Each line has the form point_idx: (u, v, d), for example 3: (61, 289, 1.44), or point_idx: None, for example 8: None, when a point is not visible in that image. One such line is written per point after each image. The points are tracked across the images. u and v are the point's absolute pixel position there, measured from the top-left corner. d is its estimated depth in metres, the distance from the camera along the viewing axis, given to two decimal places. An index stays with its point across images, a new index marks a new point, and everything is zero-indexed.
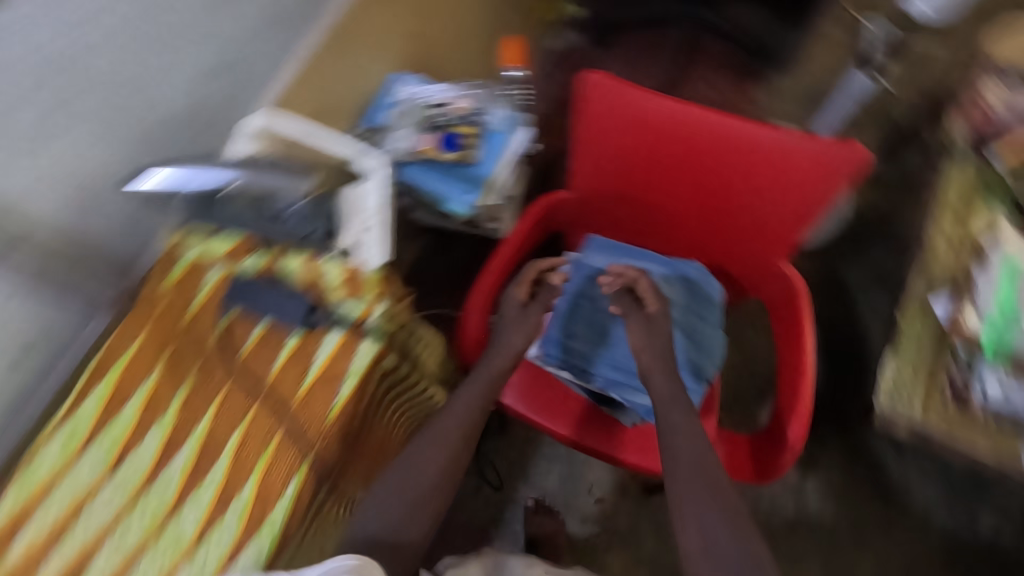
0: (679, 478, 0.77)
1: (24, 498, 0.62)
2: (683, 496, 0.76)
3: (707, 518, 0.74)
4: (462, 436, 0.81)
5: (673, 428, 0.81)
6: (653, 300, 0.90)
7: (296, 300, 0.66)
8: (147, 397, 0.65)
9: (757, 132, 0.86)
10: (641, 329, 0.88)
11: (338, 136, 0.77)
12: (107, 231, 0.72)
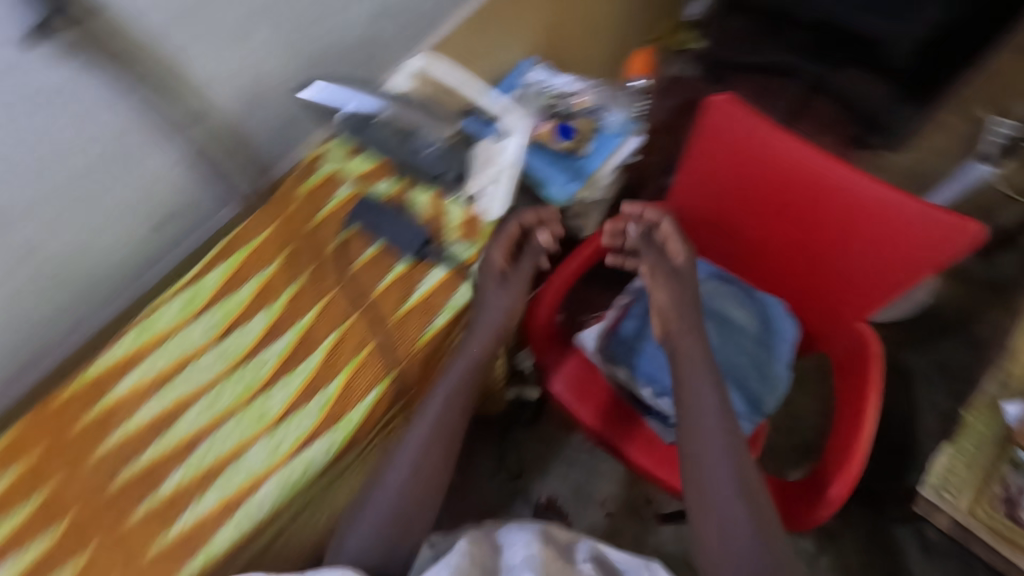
0: (701, 466, 0.72)
1: (141, 342, 0.69)
2: (705, 483, 0.71)
3: (729, 512, 0.68)
4: (455, 426, 0.69)
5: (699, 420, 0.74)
6: (676, 244, 0.90)
7: (416, 229, 0.71)
8: (262, 284, 0.71)
9: (870, 188, 0.85)
10: (672, 280, 0.88)
11: (487, 90, 0.80)
12: (261, 130, 0.77)
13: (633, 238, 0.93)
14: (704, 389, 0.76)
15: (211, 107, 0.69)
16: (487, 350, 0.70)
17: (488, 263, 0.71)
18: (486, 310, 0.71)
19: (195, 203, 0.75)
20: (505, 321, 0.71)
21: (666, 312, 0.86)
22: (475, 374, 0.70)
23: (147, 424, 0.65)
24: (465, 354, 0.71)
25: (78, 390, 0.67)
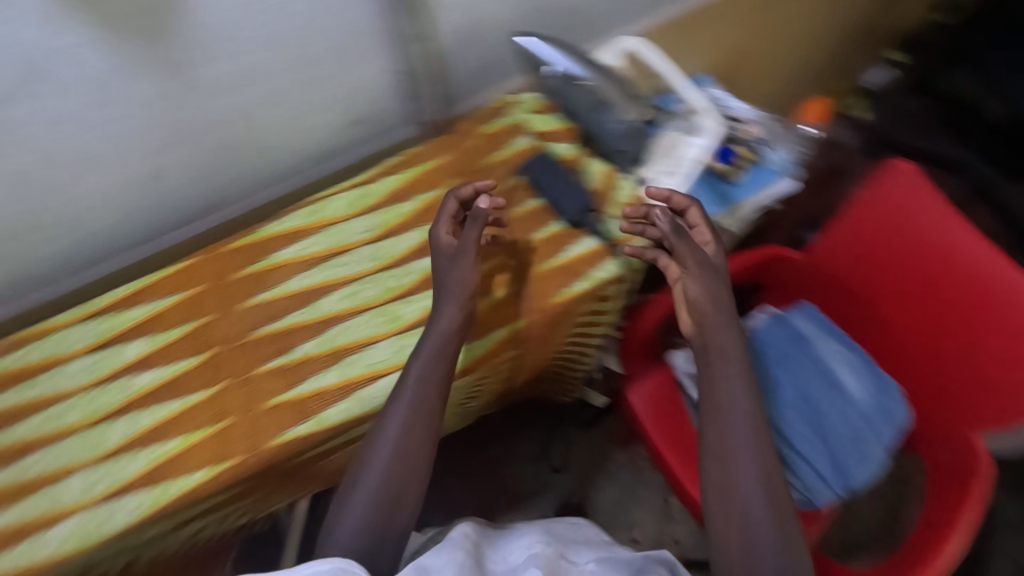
0: (728, 471, 0.59)
1: (307, 221, 0.75)
2: (727, 485, 0.58)
3: (756, 517, 0.57)
4: (433, 410, 0.62)
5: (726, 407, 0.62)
6: (705, 230, 0.69)
7: (582, 196, 0.73)
8: (426, 204, 0.76)
9: None
10: (709, 271, 0.66)
11: (691, 85, 0.79)
12: (462, 68, 0.82)
13: (661, 225, 0.68)
14: (736, 382, 0.63)
15: (433, 32, 0.74)
16: (456, 320, 0.65)
17: (443, 245, 0.68)
18: (452, 291, 0.65)
19: (385, 114, 0.81)
20: (466, 294, 0.65)
21: (700, 310, 0.66)
22: (450, 354, 0.64)
23: (295, 293, 0.71)
24: (435, 333, 0.64)
25: (246, 245, 0.74)
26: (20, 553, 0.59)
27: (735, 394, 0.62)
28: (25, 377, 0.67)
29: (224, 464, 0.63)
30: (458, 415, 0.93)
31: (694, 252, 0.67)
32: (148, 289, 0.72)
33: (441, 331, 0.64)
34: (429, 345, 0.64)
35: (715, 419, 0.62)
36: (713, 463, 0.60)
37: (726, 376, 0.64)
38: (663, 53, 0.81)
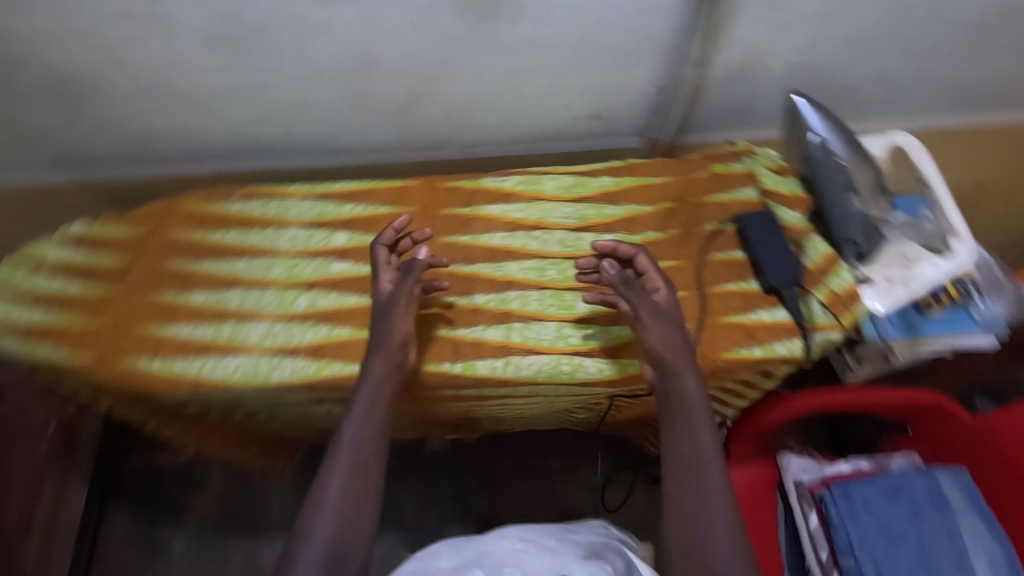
0: (695, 528, 0.57)
1: (522, 188, 0.79)
2: (689, 520, 0.57)
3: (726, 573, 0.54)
4: (373, 462, 0.62)
5: (695, 462, 0.60)
6: (655, 276, 0.68)
7: (793, 267, 0.71)
8: (633, 214, 0.77)
9: None
10: (663, 319, 0.64)
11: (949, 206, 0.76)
12: (715, 103, 0.82)
13: (611, 275, 0.68)
14: (704, 432, 0.61)
15: (710, 62, 0.74)
16: (392, 368, 0.64)
17: (380, 296, 0.68)
18: (382, 342, 0.64)
19: (625, 119, 0.84)
20: (396, 347, 0.65)
21: (657, 358, 0.63)
22: (386, 401, 0.64)
23: (488, 247, 0.76)
24: (366, 386, 0.63)
25: (462, 188, 0.79)
26: (194, 366, 0.69)
27: (700, 437, 0.60)
28: (250, 226, 0.78)
29: None
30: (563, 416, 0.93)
31: (641, 301, 0.65)
32: (370, 193, 0.79)
33: (375, 380, 0.64)
34: (360, 399, 0.63)
35: (682, 470, 0.59)
36: (675, 520, 0.58)
37: (693, 428, 0.61)
38: (931, 165, 0.78)
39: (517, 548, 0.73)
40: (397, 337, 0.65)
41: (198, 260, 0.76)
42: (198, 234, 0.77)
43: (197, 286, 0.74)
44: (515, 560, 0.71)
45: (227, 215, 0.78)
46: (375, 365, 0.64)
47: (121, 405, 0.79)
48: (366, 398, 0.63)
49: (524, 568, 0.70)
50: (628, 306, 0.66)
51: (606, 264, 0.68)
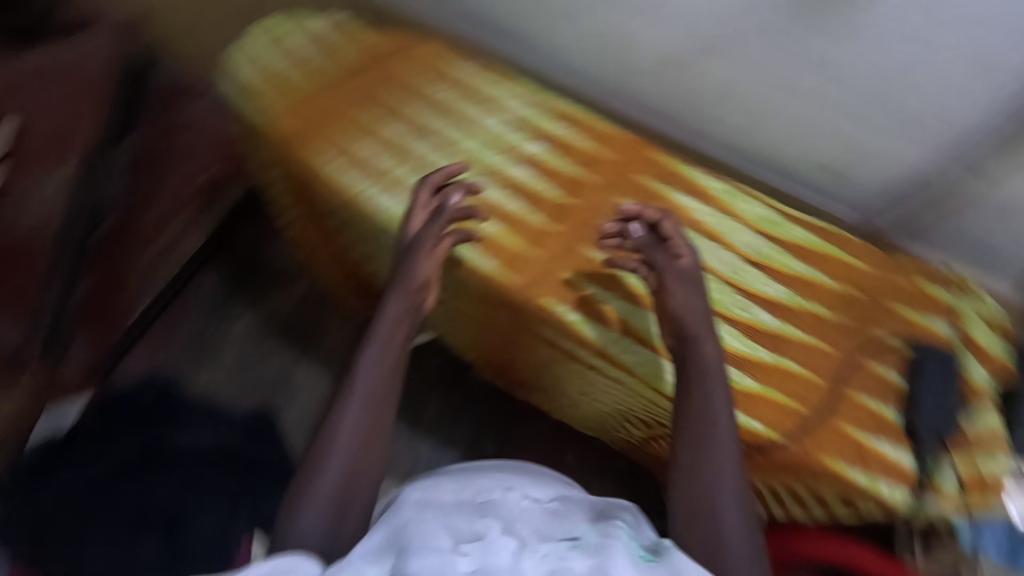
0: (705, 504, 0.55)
1: (718, 195, 0.75)
2: (699, 479, 0.56)
3: (735, 539, 0.53)
4: (385, 395, 0.63)
5: (710, 422, 0.59)
6: (680, 241, 0.68)
7: (945, 421, 0.65)
8: (812, 279, 0.72)
9: None
10: (683, 285, 0.65)
11: None
12: (960, 222, 0.73)
13: (638, 237, 0.69)
14: (717, 397, 0.60)
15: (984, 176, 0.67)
16: (410, 305, 0.67)
17: (408, 236, 0.69)
18: (404, 280, 0.67)
19: (857, 187, 0.77)
20: (416, 288, 0.67)
21: (676, 323, 0.64)
22: (403, 336, 0.66)
23: None
24: (387, 325, 0.65)
25: (664, 164, 0.77)
26: (360, 184, 0.75)
27: (715, 409, 0.59)
28: (466, 94, 0.81)
29: (499, 273, 0.71)
30: (615, 420, 0.91)
31: (665, 263, 0.67)
32: (579, 122, 0.79)
33: (392, 318, 0.65)
34: (381, 336, 0.64)
35: (696, 438, 0.58)
36: (683, 483, 0.57)
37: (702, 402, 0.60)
38: None
39: (519, 505, 0.60)
40: (417, 276, 0.67)
41: (410, 100, 0.80)
42: (421, 77, 0.81)
43: (398, 120, 0.78)
44: (515, 514, 0.58)
45: (454, 75, 0.82)
46: (399, 298, 0.66)
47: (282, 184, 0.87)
48: (391, 328, 0.65)
49: (533, 526, 0.57)
50: (653, 268, 0.68)
51: (631, 224, 0.70)
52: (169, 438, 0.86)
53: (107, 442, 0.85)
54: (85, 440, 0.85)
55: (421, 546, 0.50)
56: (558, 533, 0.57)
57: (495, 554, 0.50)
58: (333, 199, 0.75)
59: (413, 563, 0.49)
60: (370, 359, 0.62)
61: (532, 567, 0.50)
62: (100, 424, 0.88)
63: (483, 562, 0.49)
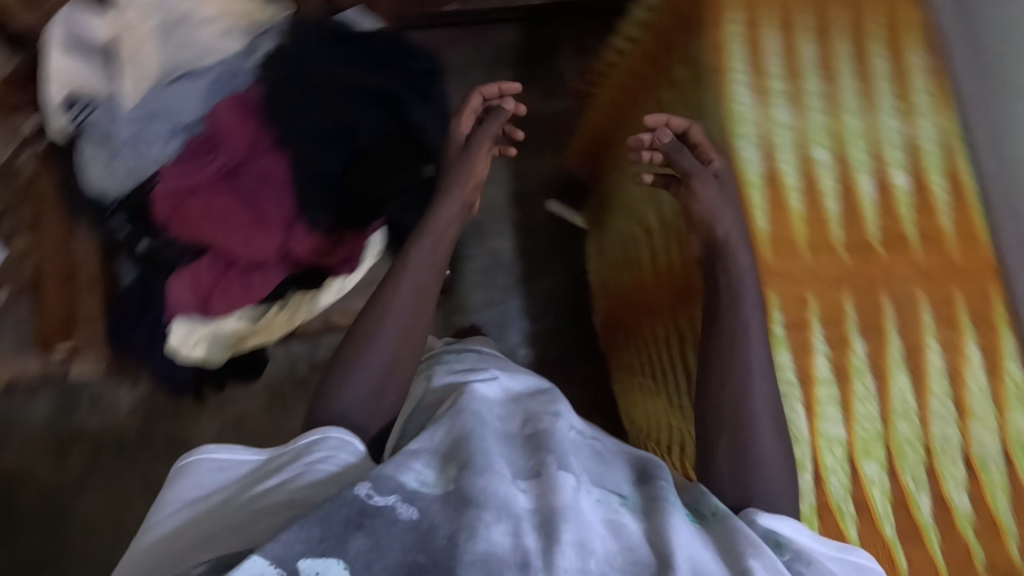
0: (744, 409, 0.58)
1: (1008, 385, 0.63)
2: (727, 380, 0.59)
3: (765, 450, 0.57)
4: (429, 290, 0.72)
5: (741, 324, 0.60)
6: (707, 148, 0.67)
7: None
8: (1003, 529, 0.60)
9: None
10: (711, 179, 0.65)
11: None
12: None
13: (667, 143, 0.67)
14: (751, 304, 0.60)
15: None
16: (463, 207, 0.78)
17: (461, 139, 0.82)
18: (457, 184, 0.78)
19: None
20: (469, 189, 0.78)
21: (706, 219, 0.63)
22: (452, 236, 0.76)
23: (923, 345, 0.63)
24: (431, 232, 0.74)
25: (994, 310, 0.64)
26: (737, 63, 0.68)
27: (742, 304, 0.60)
28: (896, 81, 0.70)
29: (762, 241, 0.64)
30: (666, 437, 0.88)
31: (693, 166, 0.65)
32: (964, 201, 0.67)
33: (449, 218, 0.75)
34: (429, 250, 0.73)
35: (721, 344, 0.60)
36: (712, 385, 0.59)
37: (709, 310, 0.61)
38: None
39: (566, 434, 0.61)
40: (474, 176, 0.78)
41: (846, 39, 0.70)
42: (877, 31, 0.70)
43: (819, 46, 0.69)
44: (564, 437, 0.60)
45: (906, 57, 0.70)
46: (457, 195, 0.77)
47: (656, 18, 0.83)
48: (444, 236, 0.75)
49: (583, 464, 0.58)
50: (684, 169, 0.66)
51: (659, 130, 0.68)
52: (409, 118, 0.90)
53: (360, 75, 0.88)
54: (348, 58, 0.90)
55: (486, 467, 0.53)
56: (607, 482, 0.57)
57: (554, 484, 0.53)
58: (705, 52, 0.69)
59: (481, 482, 0.51)
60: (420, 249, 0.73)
61: (589, 508, 0.53)
62: (368, 54, 0.91)
63: (548, 504, 0.51)
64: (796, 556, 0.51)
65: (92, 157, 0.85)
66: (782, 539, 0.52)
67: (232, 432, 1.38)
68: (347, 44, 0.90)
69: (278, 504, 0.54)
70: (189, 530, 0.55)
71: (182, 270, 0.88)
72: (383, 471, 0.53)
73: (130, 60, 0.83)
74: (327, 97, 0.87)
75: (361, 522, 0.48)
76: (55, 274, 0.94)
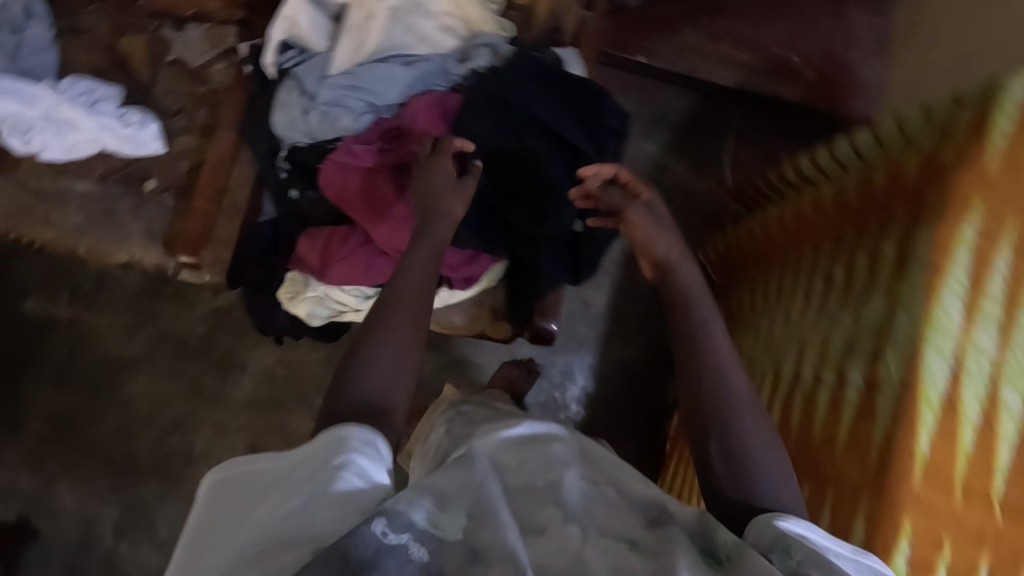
0: (723, 407, 0.63)
1: None
2: (703, 377, 0.66)
3: (755, 449, 0.61)
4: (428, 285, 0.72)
5: (702, 333, 0.69)
6: (637, 185, 0.84)
7: None
8: None
9: None
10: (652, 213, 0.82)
11: None
12: None
13: (600, 187, 0.84)
14: (713, 322, 0.70)
15: None
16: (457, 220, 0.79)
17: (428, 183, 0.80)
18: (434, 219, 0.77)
19: None
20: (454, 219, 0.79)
21: (647, 243, 0.80)
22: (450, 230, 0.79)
23: None
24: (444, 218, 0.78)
25: None
26: (958, 269, 0.62)
27: (709, 322, 0.70)
28: None
29: (917, 470, 0.60)
30: None
31: (624, 203, 0.83)
32: None
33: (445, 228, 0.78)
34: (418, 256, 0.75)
35: (688, 349, 0.68)
36: (690, 389, 0.66)
37: (720, 377, 0.65)
38: None
39: (575, 487, 0.62)
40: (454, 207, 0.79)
41: None
42: None
43: None
44: (561, 489, 0.61)
45: None
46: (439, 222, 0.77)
47: (877, 173, 0.77)
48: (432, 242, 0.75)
49: (592, 519, 0.59)
50: (621, 208, 0.83)
51: (592, 180, 0.84)
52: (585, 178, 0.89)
53: (559, 121, 0.87)
54: (550, 96, 0.89)
55: (496, 520, 0.54)
56: (617, 529, 0.58)
57: (560, 537, 0.55)
58: (925, 246, 0.64)
59: (490, 535, 0.52)
60: (434, 218, 0.77)
61: (593, 557, 0.54)
62: (568, 100, 0.90)
63: (551, 559, 0.53)
64: (809, 558, 0.52)
65: (285, 103, 0.87)
66: (792, 545, 0.53)
67: (284, 373, 1.42)
68: (553, 83, 0.89)
69: (295, 524, 0.53)
70: (225, 557, 0.54)
71: (310, 232, 0.93)
72: (396, 505, 0.51)
73: (356, 29, 0.87)
74: (519, 131, 0.86)
75: (377, 562, 0.47)
76: (207, 192, 0.96)
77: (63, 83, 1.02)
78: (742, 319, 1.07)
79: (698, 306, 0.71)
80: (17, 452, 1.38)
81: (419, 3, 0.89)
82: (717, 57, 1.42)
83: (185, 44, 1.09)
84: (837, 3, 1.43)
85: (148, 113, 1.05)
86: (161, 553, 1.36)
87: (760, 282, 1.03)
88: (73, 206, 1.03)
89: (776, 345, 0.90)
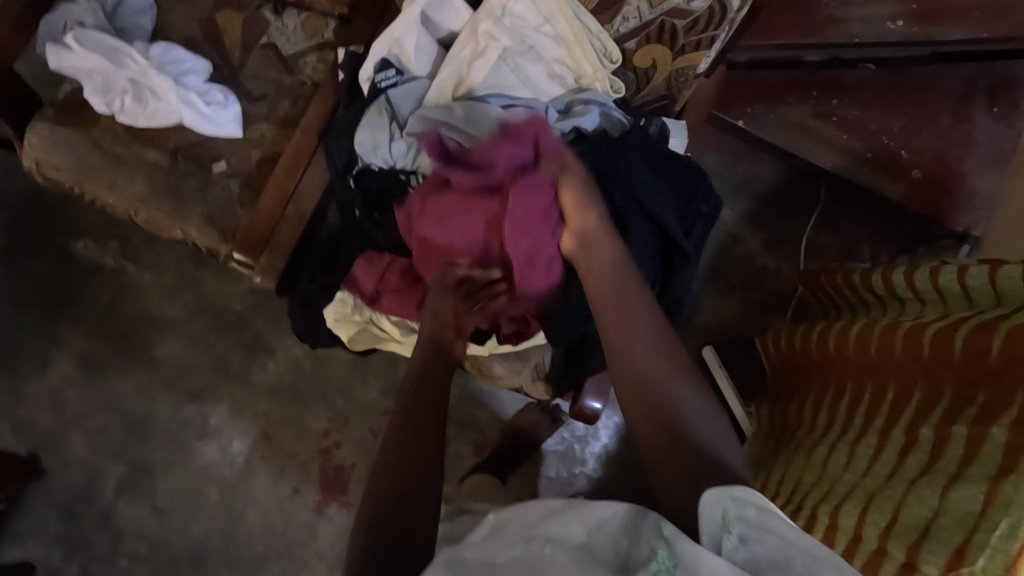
0: (640, 366, 0.65)
1: None
2: (617, 325, 0.68)
3: (681, 400, 0.62)
4: (437, 371, 0.77)
5: (619, 290, 0.71)
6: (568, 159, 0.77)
7: None
8: None
9: None
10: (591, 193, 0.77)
11: None
12: None
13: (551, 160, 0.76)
14: (631, 283, 0.71)
15: None
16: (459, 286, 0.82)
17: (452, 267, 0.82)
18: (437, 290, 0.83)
19: None
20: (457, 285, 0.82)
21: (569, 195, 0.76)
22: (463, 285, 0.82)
23: None
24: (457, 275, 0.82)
25: None
26: None
27: (620, 279, 0.72)
28: None
29: None
30: None
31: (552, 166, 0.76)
32: None
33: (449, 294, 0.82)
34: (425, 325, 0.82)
35: (607, 307, 0.70)
36: (616, 352, 0.68)
37: (638, 341, 0.67)
38: None
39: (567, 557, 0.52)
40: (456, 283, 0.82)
41: None
42: None
43: None
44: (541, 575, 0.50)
45: None
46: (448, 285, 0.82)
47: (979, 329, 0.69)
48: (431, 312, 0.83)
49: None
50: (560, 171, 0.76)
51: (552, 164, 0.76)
52: (669, 270, 0.83)
53: (656, 204, 0.80)
54: (648, 175, 0.81)
55: None
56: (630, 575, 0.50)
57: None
58: None
59: None
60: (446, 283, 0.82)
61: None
62: (666, 181, 0.83)
63: None
64: (745, 528, 0.51)
65: (373, 123, 0.86)
66: (729, 519, 0.52)
67: (311, 367, 1.40)
68: (655, 159, 0.82)
69: None
70: None
71: (368, 256, 0.89)
72: None
73: (459, 61, 0.86)
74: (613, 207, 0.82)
75: None
76: (274, 195, 0.92)
77: (155, 49, 1.00)
78: (803, 436, 1.00)
79: (611, 257, 0.73)
80: (41, 388, 1.39)
81: (531, 46, 0.86)
82: (817, 135, 1.34)
83: (281, 31, 1.06)
84: (965, 100, 1.30)
85: (231, 94, 1.03)
86: (156, 519, 1.35)
87: (832, 400, 0.96)
88: (141, 175, 1.01)
89: (835, 484, 0.83)
